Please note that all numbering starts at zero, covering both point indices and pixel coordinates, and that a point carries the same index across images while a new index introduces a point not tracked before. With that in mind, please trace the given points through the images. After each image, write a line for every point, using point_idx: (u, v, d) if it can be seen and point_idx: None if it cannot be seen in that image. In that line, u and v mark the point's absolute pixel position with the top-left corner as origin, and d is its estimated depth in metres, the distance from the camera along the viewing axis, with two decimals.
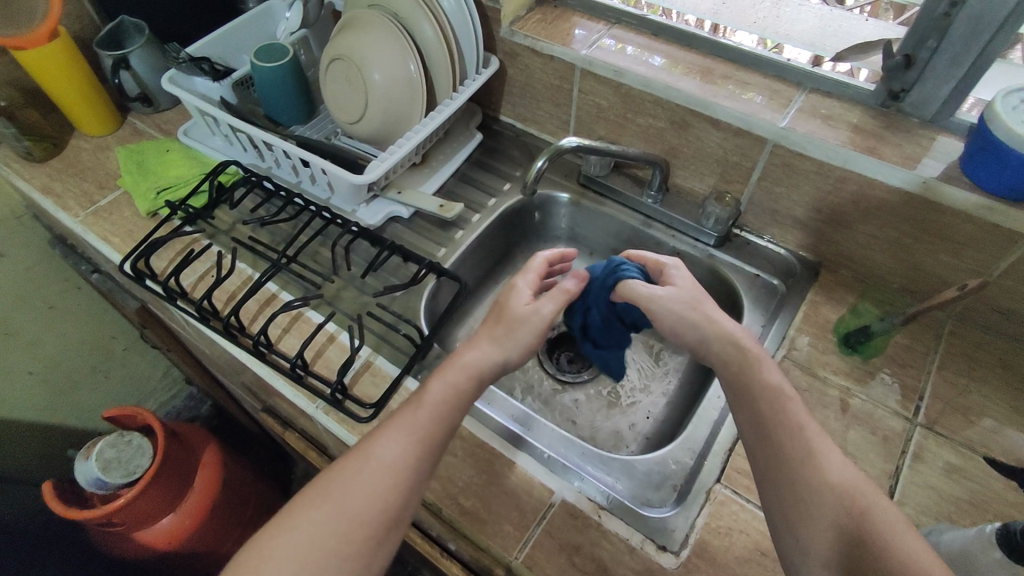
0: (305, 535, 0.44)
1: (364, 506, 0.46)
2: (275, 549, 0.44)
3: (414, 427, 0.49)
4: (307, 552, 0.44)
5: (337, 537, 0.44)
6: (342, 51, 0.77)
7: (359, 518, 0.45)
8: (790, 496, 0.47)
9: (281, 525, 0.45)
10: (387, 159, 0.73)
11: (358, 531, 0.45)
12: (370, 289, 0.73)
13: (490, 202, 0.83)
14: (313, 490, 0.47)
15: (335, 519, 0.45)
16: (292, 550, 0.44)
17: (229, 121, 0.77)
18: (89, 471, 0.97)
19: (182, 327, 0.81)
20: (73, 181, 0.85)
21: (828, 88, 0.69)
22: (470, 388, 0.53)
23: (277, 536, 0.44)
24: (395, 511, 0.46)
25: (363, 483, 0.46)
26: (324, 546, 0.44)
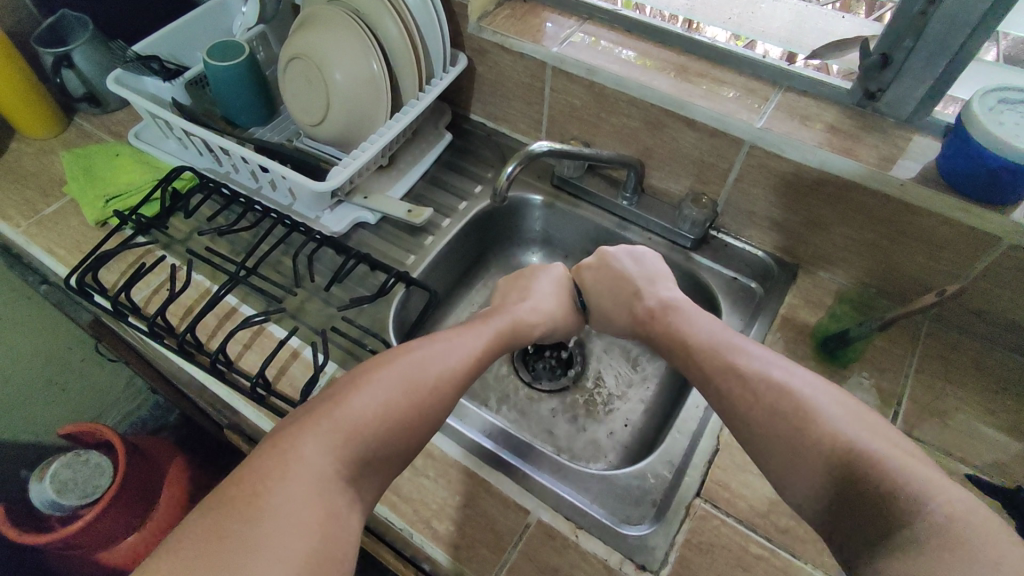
0: (372, 400, 0.46)
1: (422, 386, 0.48)
2: (348, 405, 0.45)
3: (462, 344, 0.54)
4: (374, 413, 0.45)
5: (399, 407, 0.47)
6: (301, 49, 0.73)
7: (417, 397, 0.48)
8: (791, 457, 0.45)
9: (347, 387, 0.47)
10: (351, 164, 0.69)
11: (419, 410, 0.48)
12: (335, 300, 0.70)
13: (460, 206, 0.80)
14: (374, 365, 0.49)
15: (400, 391, 0.47)
16: (371, 411, 0.45)
17: (181, 124, 0.72)
18: (45, 494, 0.96)
19: (138, 342, 0.77)
20: (14, 189, 0.80)
21: (805, 87, 0.67)
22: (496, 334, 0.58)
23: (347, 396, 0.46)
24: (444, 404, 0.50)
25: (425, 370, 0.50)
26: (389, 412, 0.46)
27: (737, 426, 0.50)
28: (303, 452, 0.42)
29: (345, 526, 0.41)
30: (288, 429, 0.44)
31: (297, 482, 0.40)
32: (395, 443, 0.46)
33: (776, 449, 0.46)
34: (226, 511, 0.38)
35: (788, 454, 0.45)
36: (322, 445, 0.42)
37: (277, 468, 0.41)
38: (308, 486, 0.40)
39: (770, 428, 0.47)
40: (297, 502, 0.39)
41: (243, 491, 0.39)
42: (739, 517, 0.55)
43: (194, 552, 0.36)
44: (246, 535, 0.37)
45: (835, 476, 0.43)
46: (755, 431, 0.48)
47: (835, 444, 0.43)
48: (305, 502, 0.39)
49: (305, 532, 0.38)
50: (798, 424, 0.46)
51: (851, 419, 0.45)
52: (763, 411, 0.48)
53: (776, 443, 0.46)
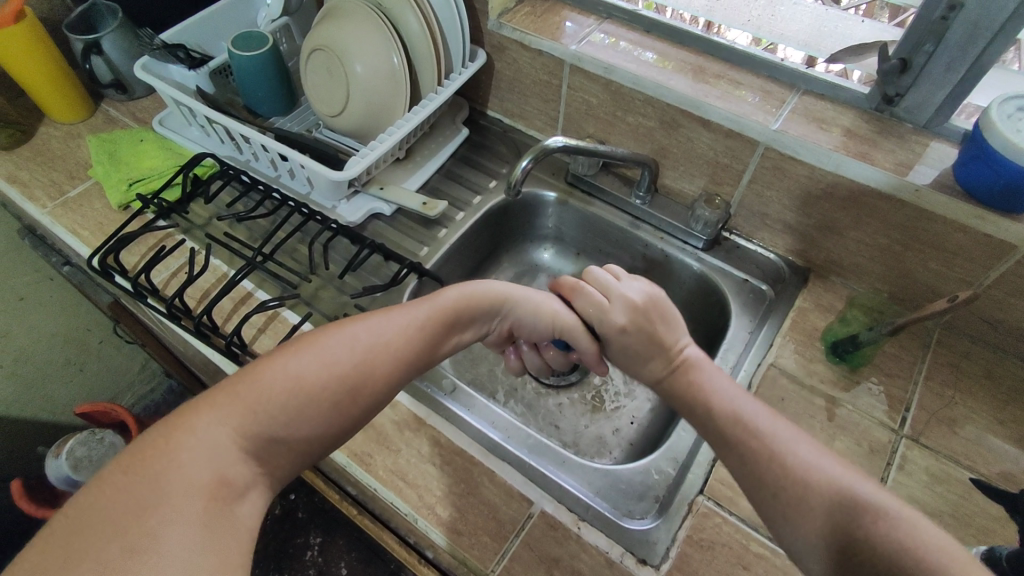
0: (286, 378, 0.43)
1: (346, 367, 0.45)
2: (261, 377, 0.43)
3: (407, 326, 0.49)
4: (285, 392, 0.43)
5: (319, 387, 0.44)
6: (323, 41, 0.74)
7: (339, 381, 0.44)
8: (778, 501, 0.42)
9: (266, 359, 0.44)
10: (369, 154, 0.70)
11: (343, 388, 0.44)
12: (349, 288, 0.71)
13: (475, 200, 0.81)
14: (300, 339, 0.46)
15: (317, 366, 0.44)
16: (281, 387, 0.43)
17: (205, 112, 0.74)
18: (59, 468, 0.93)
19: (155, 323, 0.79)
20: (42, 171, 0.82)
21: (822, 91, 0.67)
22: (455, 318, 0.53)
23: (261, 370, 0.43)
24: (371, 391, 0.46)
25: (351, 355, 0.46)
26: (303, 394, 0.43)
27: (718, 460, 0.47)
28: (202, 421, 0.40)
29: (242, 505, 0.39)
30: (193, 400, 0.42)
31: (190, 455, 0.38)
32: (313, 424, 0.43)
33: (756, 487, 0.43)
34: (117, 475, 0.36)
35: (775, 501, 0.42)
36: (221, 419, 0.40)
37: (170, 436, 0.39)
38: (204, 459, 0.39)
39: (753, 473, 0.44)
40: (184, 475, 0.37)
41: (135, 456, 0.38)
42: (742, 516, 0.55)
43: (78, 516, 0.35)
44: (133, 502, 0.35)
45: (830, 530, 0.39)
46: (737, 468, 0.45)
47: (824, 486, 0.41)
48: (195, 472, 0.38)
49: (192, 509, 0.36)
50: (764, 446, 0.44)
51: (846, 469, 0.42)
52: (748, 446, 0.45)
53: (758, 477, 0.43)
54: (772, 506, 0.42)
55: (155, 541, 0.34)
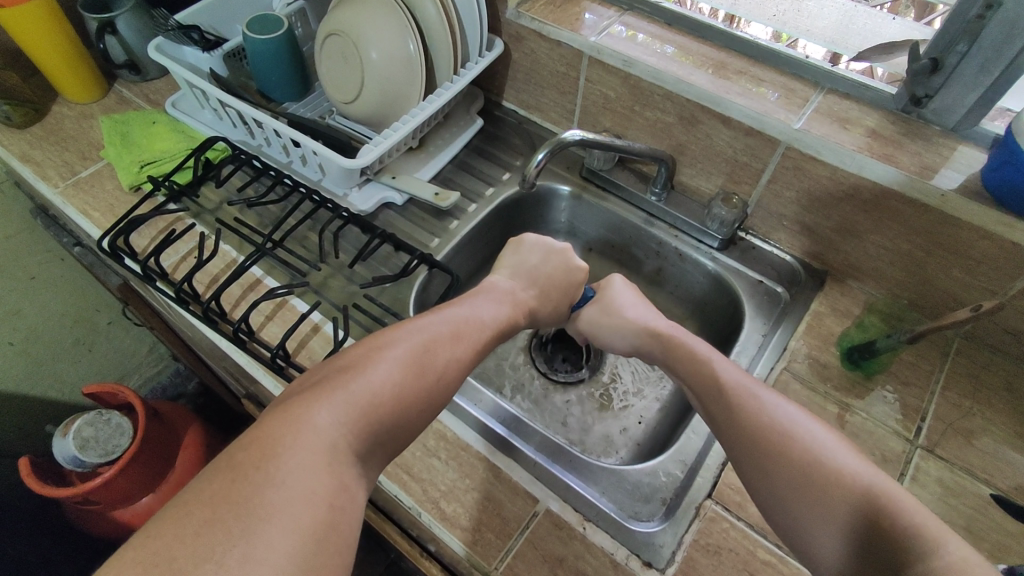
0: (382, 377, 0.42)
1: (432, 367, 0.46)
2: (360, 375, 0.42)
3: (470, 330, 0.52)
4: (382, 390, 0.42)
5: (411, 388, 0.43)
6: (339, 26, 0.73)
7: (427, 381, 0.45)
8: (803, 498, 0.42)
9: (359, 359, 0.43)
10: (382, 143, 0.70)
11: (430, 389, 0.45)
12: (358, 278, 0.71)
13: (487, 191, 0.80)
14: (385, 338, 0.46)
15: (410, 366, 0.44)
16: (381, 382, 0.42)
17: (218, 95, 0.73)
18: (65, 448, 0.94)
19: (163, 306, 0.79)
20: (54, 150, 0.82)
21: (848, 90, 0.66)
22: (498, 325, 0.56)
23: (358, 368, 0.42)
24: (449, 392, 0.47)
25: (435, 357, 0.46)
26: (398, 393, 0.43)
27: (738, 462, 0.47)
28: (313, 417, 0.38)
29: (354, 506, 0.36)
30: (293, 397, 0.40)
31: (305, 452, 0.36)
32: (402, 422, 0.43)
33: (796, 493, 0.42)
34: (230, 476, 0.33)
35: (801, 498, 0.42)
36: (330, 414, 0.38)
37: (284, 434, 0.36)
38: (318, 458, 0.36)
39: (784, 472, 0.43)
40: (304, 474, 0.35)
41: (251, 457, 0.35)
42: (750, 522, 0.54)
43: (186, 518, 0.31)
44: (248, 500, 0.32)
45: (852, 518, 0.40)
46: (768, 470, 0.44)
47: (855, 485, 0.41)
48: (312, 472, 0.35)
49: (315, 509, 0.34)
50: (781, 428, 0.45)
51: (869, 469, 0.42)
52: (751, 427, 0.46)
53: (761, 459, 0.44)
54: (802, 508, 0.41)
55: (281, 541, 0.31)
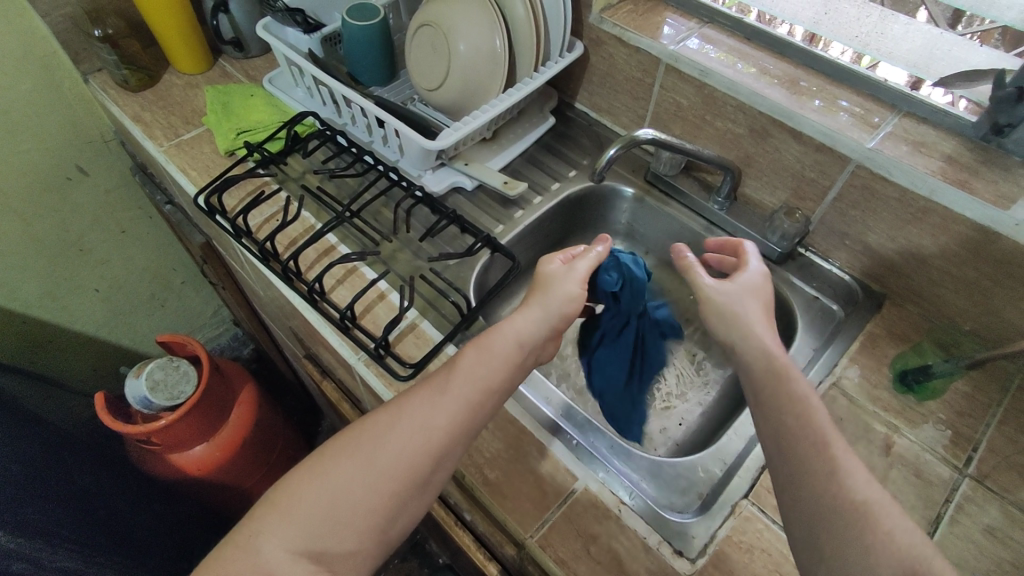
0: (337, 484, 0.49)
1: (382, 470, 0.49)
2: (304, 492, 0.49)
3: (436, 416, 0.51)
4: (332, 500, 0.48)
5: (358, 496, 0.48)
6: (431, 17, 0.78)
7: (390, 478, 0.49)
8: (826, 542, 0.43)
9: (311, 471, 0.50)
10: (461, 129, 0.73)
11: (383, 486, 0.49)
12: (425, 254, 0.74)
13: (553, 186, 0.83)
14: (339, 446, 0.51)
15: (354, 474, 0.49)
16: (325, 493, 0.48)
17: (315, 73, 0.79)
18: (138, 389, 1.00)
19: (242, 264, 0.85)
20: (162, 113, 0.89)
21: (926, 115, 0.66)
22: (520, 360, 0.56)
23: (308, 480, 0.49)
24: (409, 480, 0.50)
25: (401, 444, 0.50)
26: (356, 498, 0.48)
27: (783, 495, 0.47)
28: (262, 537, 0.47)
29: None
30: (259, 507, 0.50)
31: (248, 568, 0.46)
32: (356, 523, 0.48)
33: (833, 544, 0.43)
34: None
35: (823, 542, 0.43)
36: (275, 531, 0.47)
37: (240, 554, 0.47)
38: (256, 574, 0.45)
39: (812, 517, 0.44)
40: None
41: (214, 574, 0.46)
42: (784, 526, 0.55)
43: None
44: None
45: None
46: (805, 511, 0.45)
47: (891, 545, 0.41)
48: None
49: None
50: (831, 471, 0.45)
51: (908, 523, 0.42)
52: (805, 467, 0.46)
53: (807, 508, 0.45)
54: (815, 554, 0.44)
55: None
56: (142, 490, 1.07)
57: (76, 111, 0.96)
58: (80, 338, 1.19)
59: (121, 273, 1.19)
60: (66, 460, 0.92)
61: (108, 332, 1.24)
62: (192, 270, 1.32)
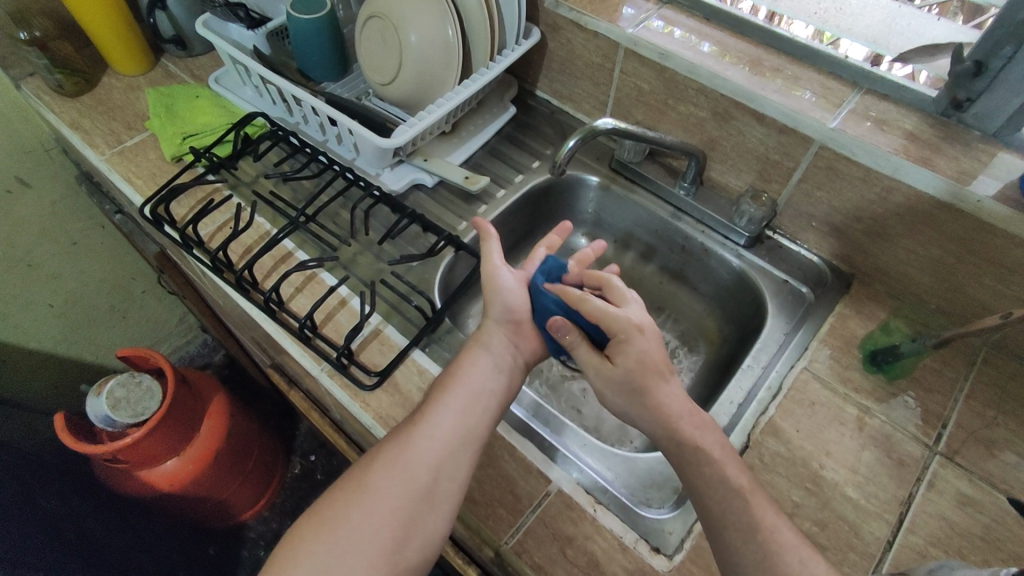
0: (338, 513, 0.48)
1: (382, 488, 0.49)
2: (309, 528, 0.47)
3: (426, 429, 0.52)
4: (337, 527, 0.47)
5: (361, 518, 0.47)
6: (380, 9, 0.75)
7: (392, 493, 0.49)
8: None
9: (312, 510, 0.49)
10: (416, 125, 0.71)
11: (388, 503, 0.48)
12: (386, 256, 0.72)
13: (516, 178, 0.81)
14: (338, 483, 0.51)
15: (353, 499, 0.48)
16: (327, 524, 0.47)
17: (261, 72, 0.76)
18: (98, 407, 0.97)
19: (197, 274, 0.81)
20: (102, 119, 0.85)
21: (888, 91, 0.65)
22: (498, 366, 0.58)
23: (311, 517, 0.48)
24: (413, 491, 0.49)
25: (394, 461, 0.50)
26: (360, 520, 0.47)
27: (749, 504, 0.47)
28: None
29: None
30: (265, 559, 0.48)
31: None
32: (365, 546, 0.46)
33: None
34: None
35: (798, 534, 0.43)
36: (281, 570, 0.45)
37: None
38: None
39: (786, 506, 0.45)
40: None
41: None
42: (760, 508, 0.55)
43: None
44: None
45: None
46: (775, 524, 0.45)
47: None
48: None
49: None
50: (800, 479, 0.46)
51: None
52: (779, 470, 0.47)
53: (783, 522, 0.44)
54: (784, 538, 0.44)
55: None
56: (114, 510, 1.03)
57: (10, 120, 0.90)
58: (38, 356, 1.15)
59: (76, 286, 1.15)
60: (31, 483, 0.88)
61: (68, 348, 1.20)
62: (152, 278, 1.28)
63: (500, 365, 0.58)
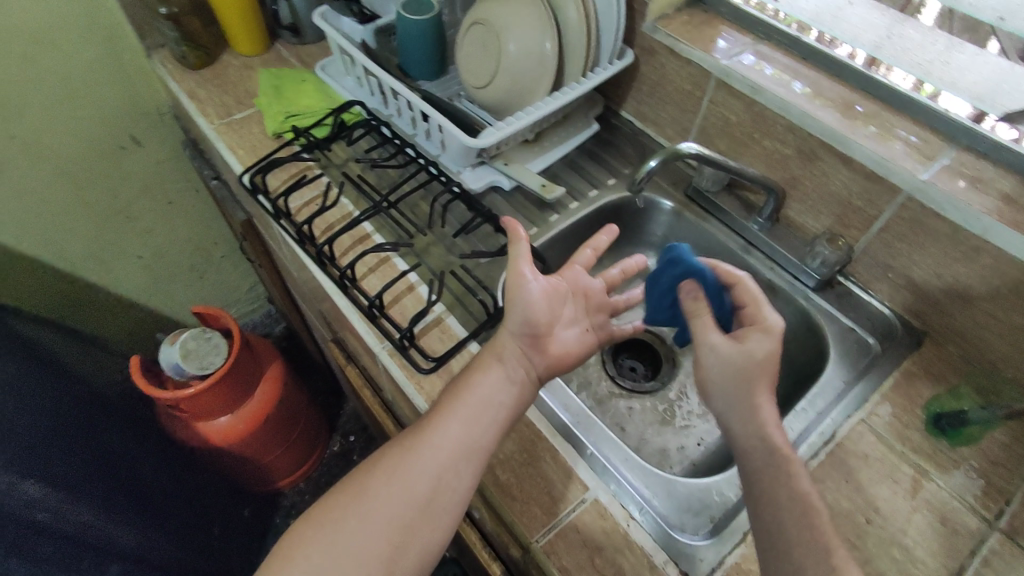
0: (342, 515, 0.50)
1: (385, 495, 0.51)
2: (315, 526, 0.50)
3: (431, 438, 0.53)
4: (341, 529, 0.50)
5: (362, 523, 0.50)
6: (484, 17, 0.78)
7: (393, 500, 0.51)
8: None
9: (317, 510, 0.52)
10: (504, 129, 0.74)
11: (388, 511, 0.51)
12: (457, 250, 0.75)
13: (591, 193, 0.83)
14: (343, 485, 0.53)
15: (354, 505, 0.51)
16: (331, 525, 0.50)
17: (366, 64, 0.81)
18: (170, 355, 1.03)
19: (280, 244, 0.87)
20: (217, 92, 0.92)
21: (987, 150, 0.63)
22: (512, 376, 0.58)
23: (319, 514, 0.51)
24: (414, 499, 0.51)
25: (389, 478, 0.52)
26: (362, 524, 0.50)
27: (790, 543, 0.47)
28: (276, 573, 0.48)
29: None
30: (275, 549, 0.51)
31: None
32: (365, 549, 0.49)
33: None
34: None
35: None
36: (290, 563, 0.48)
37: None
38: None
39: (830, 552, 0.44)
40: None
41: None
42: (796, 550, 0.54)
43: None
44: None
45: None
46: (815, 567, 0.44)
47: None
48: None
49: None
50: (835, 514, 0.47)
51: None
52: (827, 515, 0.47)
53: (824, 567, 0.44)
54: None
55: None
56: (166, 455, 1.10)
57: (136, 84, 0.99)
58: (122, 301, 1.24)
59: (165, 242, 1.24)
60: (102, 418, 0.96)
61: (148, 298, 1.29)
62: (231, 245, 1.36)
63: (514, 375, 0.58)
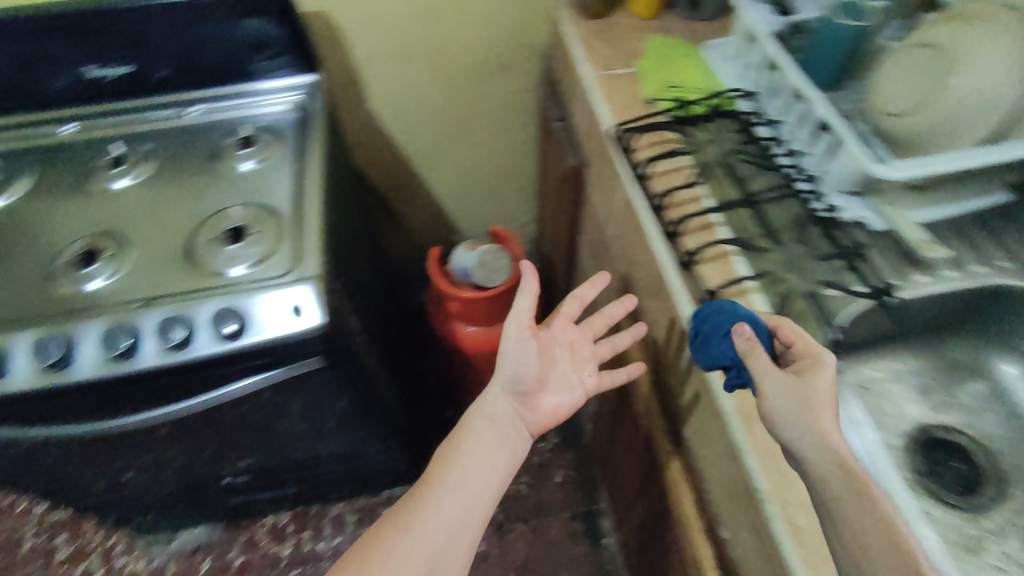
0: (418, 516, 0.65)
1: (458, 496, 0.67)
2: (402, 518, 0.65)
3: (485, 443, 0.71)
4: (422, 521, 0.65)
5: (439, 522, 0.65)
6: (935, 42, 0.70)
7: (459, 506, 0.66)
8: None
9: (393, 512, 0.67)
10: (915, 167, 0.66)
11: (454, 508, 0.66)
12: (804, 272, 0.69)
13: (978, 269, 0.72)
14: (420, 488, 0.68)
15: (435, 503, 0.66)
16: (412, 520, 0.65)
17: (779, 56, 0.78)
18: (467, 257, 1.15)
19: (610, 200, 0.90)
20: (604, 44, 0.97)
21: None
22: (528, 413, 0.76)
23: (398, 514, 0.66)
24: (479, 509, 0.67)
25: (463, 489, 0.67)
26: (438, 525, 0.65)
27: None
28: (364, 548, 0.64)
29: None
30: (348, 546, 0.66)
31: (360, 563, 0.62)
32: (436, 541, 0.64)
33: None
34: None
35: None
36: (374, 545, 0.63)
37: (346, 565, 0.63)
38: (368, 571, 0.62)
39: None
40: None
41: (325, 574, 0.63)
42: None
43: None
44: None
45: None
46: None
47: None
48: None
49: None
50: None
51: None
52: None
53: None
54: None
55: None
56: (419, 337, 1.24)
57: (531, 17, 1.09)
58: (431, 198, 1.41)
59: (483, 161, 1.37)
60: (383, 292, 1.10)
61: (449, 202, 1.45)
62: (528, 182, 1.46)
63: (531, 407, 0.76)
